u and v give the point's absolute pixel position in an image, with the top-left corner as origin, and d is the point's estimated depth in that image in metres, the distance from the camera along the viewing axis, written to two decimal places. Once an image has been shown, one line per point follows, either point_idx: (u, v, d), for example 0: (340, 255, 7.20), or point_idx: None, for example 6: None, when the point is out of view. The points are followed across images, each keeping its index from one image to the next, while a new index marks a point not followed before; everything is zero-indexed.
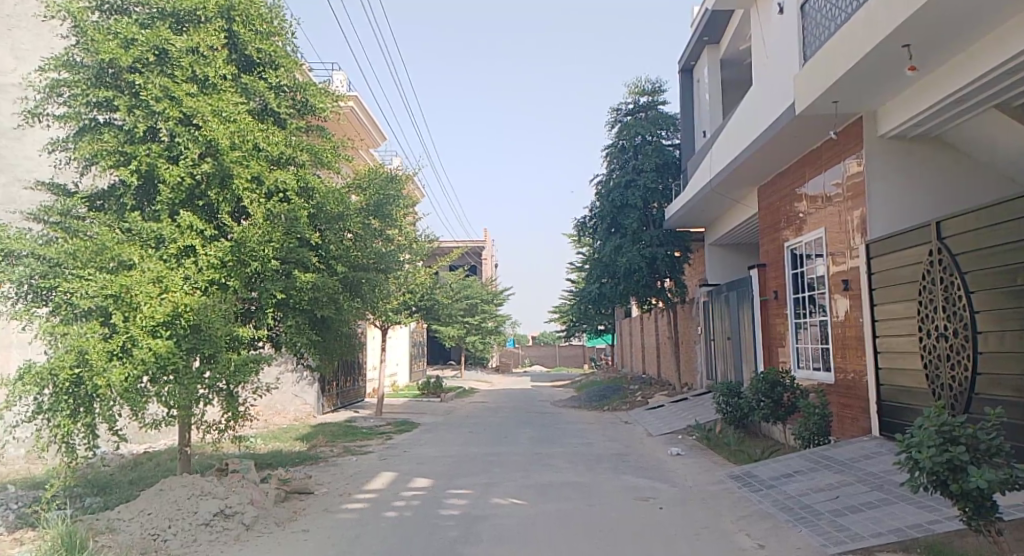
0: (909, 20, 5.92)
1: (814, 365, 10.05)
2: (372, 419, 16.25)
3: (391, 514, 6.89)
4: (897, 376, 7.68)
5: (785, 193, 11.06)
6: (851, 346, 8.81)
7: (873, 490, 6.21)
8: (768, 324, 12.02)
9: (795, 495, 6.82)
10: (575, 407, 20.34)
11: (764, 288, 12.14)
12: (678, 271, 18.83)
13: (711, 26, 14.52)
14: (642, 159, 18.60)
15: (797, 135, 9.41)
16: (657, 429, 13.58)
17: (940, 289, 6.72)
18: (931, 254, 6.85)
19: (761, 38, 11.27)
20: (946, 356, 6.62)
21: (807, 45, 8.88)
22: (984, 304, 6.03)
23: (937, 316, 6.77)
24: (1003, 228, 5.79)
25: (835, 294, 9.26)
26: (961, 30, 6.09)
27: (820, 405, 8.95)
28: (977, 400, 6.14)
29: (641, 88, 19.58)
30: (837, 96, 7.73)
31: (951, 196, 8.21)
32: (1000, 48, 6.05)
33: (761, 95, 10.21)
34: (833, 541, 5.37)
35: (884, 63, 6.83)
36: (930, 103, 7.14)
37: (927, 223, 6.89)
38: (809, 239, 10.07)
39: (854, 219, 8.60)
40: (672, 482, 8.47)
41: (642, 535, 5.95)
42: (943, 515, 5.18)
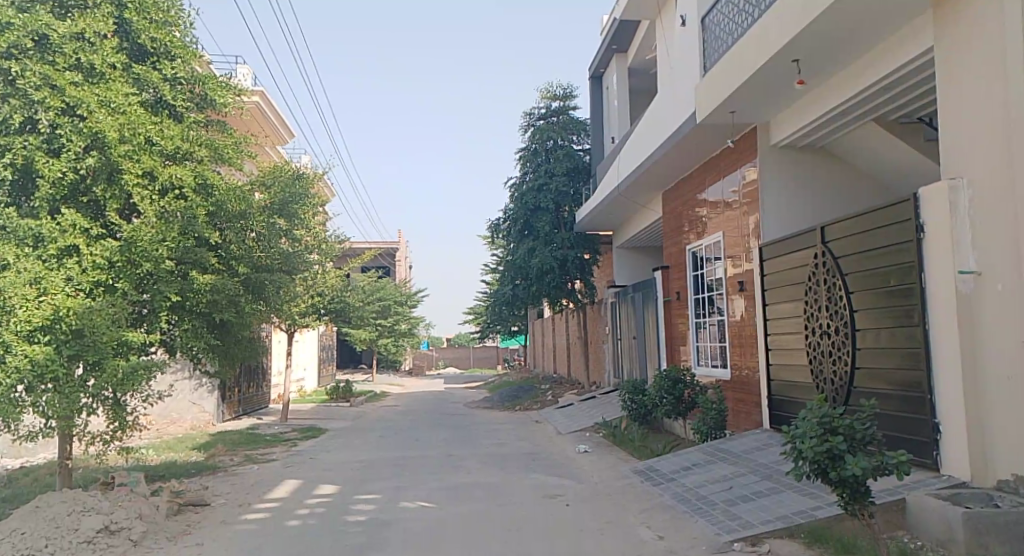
0: (798, 36, 6.28)
1: (713, 362, 10.53)
2: (276, 426, 15.71)
3: (293, 523, 6.69)
4: (785, 371, 8.13)
5: (688, 198, 11.53)
6: (746, 344, 9.28)
7: (763, 479, 6.55)
8: (670, 323, 12.48)
9: (693, 488, 7.09)
10: (486, 408, 20.38)
11: (667, 289, 12.59)
12: (587, 272, 19.20)
13: (621, 35, 14.96)
14: (554, 163, 18.97)
15: (698, 143, 9.84)
16: (566, 428, 13.82)
17: (823, 289, 7.16)
18: (816, 257, 7.29)
19: (665, 49, 11.68)
20: (828, 352, 7.06)
21: (707, 58, 9.27)
22: (862, 304, 6.45)
23: (820, 315, 7.22)
24: (877, 233, 6.21)
25: (732, 295, 9.74)
26: (844, 47, 6.50)
27: (717, 401, 9.37)
28: (856, 393, 6.57)
29: (553, 93, 19.96)
30: (735, 106, 8.13)
31: (838, 202, 8.74)
32: (878, 66, 6.49)
33: (665, 103, 10.60)
34: (726, 529, 5.63)
35: (776, 76, 7.22)
36: (818, 114, 7.59)
37: (813, 227, 7.32)
38: (709, 243, 10.55)
39: (750, 224, 9.07)
40: (579, 479, 8.65)
41: (549, 532, 6.04)
42: (824, 501, 5.51)
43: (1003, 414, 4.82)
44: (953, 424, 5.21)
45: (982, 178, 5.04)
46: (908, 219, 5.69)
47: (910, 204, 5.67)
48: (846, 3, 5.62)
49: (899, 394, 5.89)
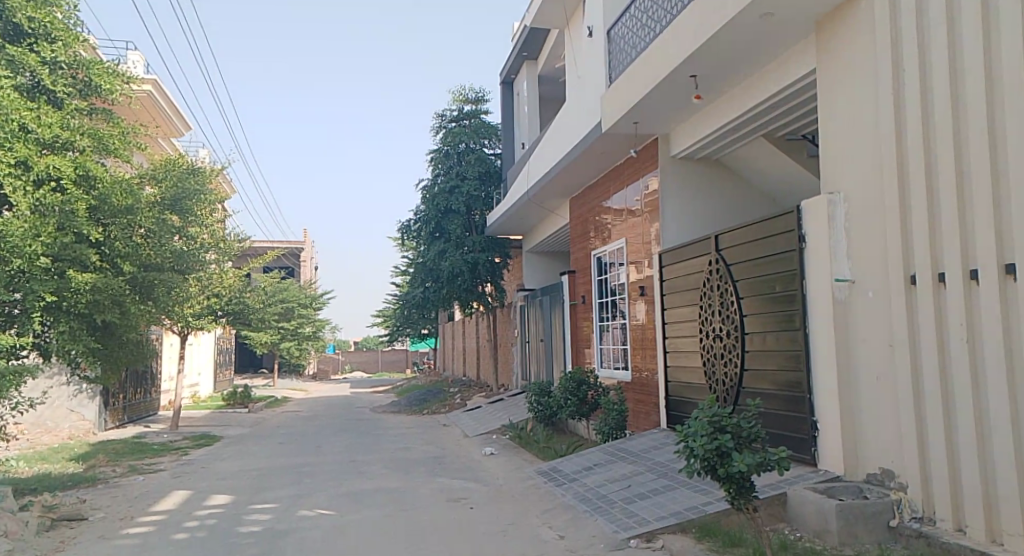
0: (695, 54, 6.56)
1: (615, 365, 10.81)
2: (166, 434, 14.89)
3: (181, 536, 6.37)
4: (681, 373, 8.47)
5: (594, 205, 11.81)
6: (646, 346, 9.60)
7: (659, 477, 6.78)
8: (576, 326, 12.73)
9: (593, 487, 7.26)
10: (392, 412, 20.09)
11: (574, 293, 12.84)
12: (497, 276, 19.27)
13: (531, 43, 15.15)
14: (466, 166, 18.98)
15: (603, 152, 10.10)
16: (473, 430, 13.83)
17: (716, 295, 7.50)
18: (711, 264, 7.63)
19: (573, 58, 11.93)
20: (720, 355, 7.40)
21: (612, 69, 9.53)
22: (751, 308, 6.80)
23: (714, 319, 7.56)
24: (765, 242, 6.56)
25: (633, 300, 10.04)
26: (737, 65, 6.84)
27: (619, 402, 9.65)
28: (744, 393, 6.92)
29: (465, 96, 19.96)
30: (637, 117, 8.41)
31: (732, 212, 9.16)
32: (767, 84, 6.87)
33: (573, 112, 10.82)
34: (623, 527, 5.80)
35: (676, 90, 7.52)
36: (713, 127, 7.95)
37: (708, 235, 7.66)
38: (612, 249, 10.85)
39: (651, 231, 9.39)
40: (483, 482, 8.68)
41: (451, 535, 6.03)
42: (714, 496, 5.77)
43: (872, 412, 5.20)
44: (828, 422, 5.58)
45: (856, 193, 5.42)
46: (792, 229, 6.06)
47: (794, 216, 6.03)
48: (738, 24, 5.93)
49: (782, 393, 6.25)
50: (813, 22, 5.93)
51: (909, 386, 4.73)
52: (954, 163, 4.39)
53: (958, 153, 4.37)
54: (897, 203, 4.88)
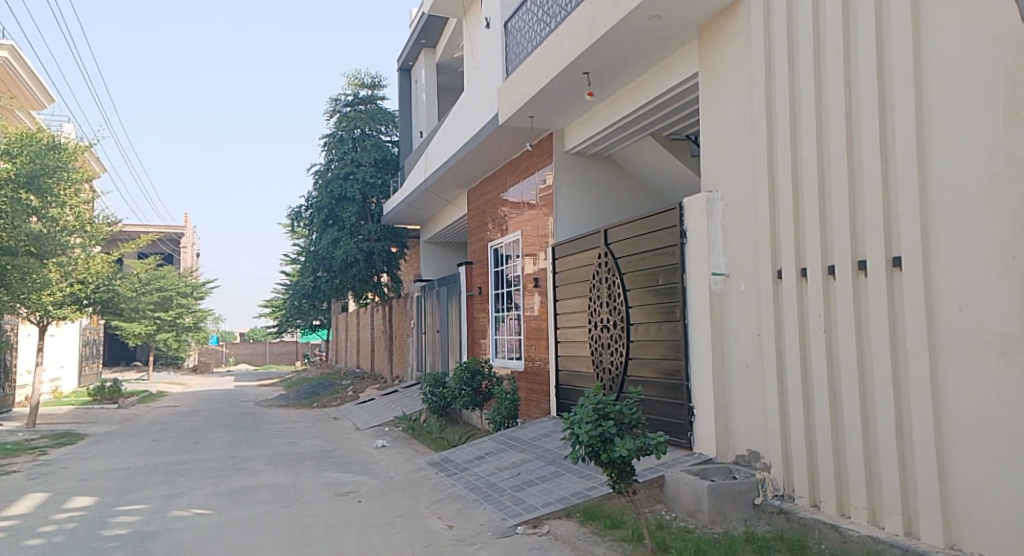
0: (587, 52, 6.70)
1: (510, 354, 10.94)
2: (21, 433, 13.70)
3: (36, 543, 5.89)
4: (570, 362, 8.68)
5: (491, 196, 11.86)
6: (539, 336, 9.77)
7: (548, 464, 6.93)
8: (472, 317, 12.78)
9: (483, 476, 7.33)
10: (280, 406, 19.42)
11: (470, 284, 12.87)
12: (395, 266, 18.92)
13: (429, 30, 14.99)
14: (361, 152, 18.57)
15: (499, 144, 10.15)
16: (365, 423, 13.60)
17: (604, 287, 7.72)
18: (600, 257, 7.84)
19: (470, 49, 11.89)
20: (607, 344, 7.64)
21: (508, 61, 9.57)
22: (637, 300, 7.06)
23: (602, 310, 7.78)
24: (651, 237, 6.81)
25: (528, 291, 10.18)
26: (626, 65, 7.04)
27: (512, 391, 9.78)
28: (629, 381, 7.17)
29: (360, 81, 19.50)
30: (532, 111, 8.51)
31: (622, 206, 9.46)
32: (655, 84, 7.12)
33: (470, 103, 10.79)
34: (511, 514, 5.89)
35: (569, 86, 7.66)
36: (605, 124, 8.16)
37: (598, 228, 7.86)
38: (509, 240, 10.96)
39: (545, 224, 9.55)
40: (373, 474, 8.56)
41: (336, 530, 5.92)
42: (598, 481, 5.97)
43: (742, 399, 5.55)
44: (703, 408, 5.90)
45: (732, 192, 5.73)
46: (675, 225, 6.33)
47: (676, 212, 6.29)
48: (626, 26, 6.10)
49: (662, 381, 6.54)
50: (697, 27, 6.20)
51: (775, 373, 5.08)
52: (816, 167, 4.73)
53: (820, 157, 4.71)
54: (767, 203, 5.20)
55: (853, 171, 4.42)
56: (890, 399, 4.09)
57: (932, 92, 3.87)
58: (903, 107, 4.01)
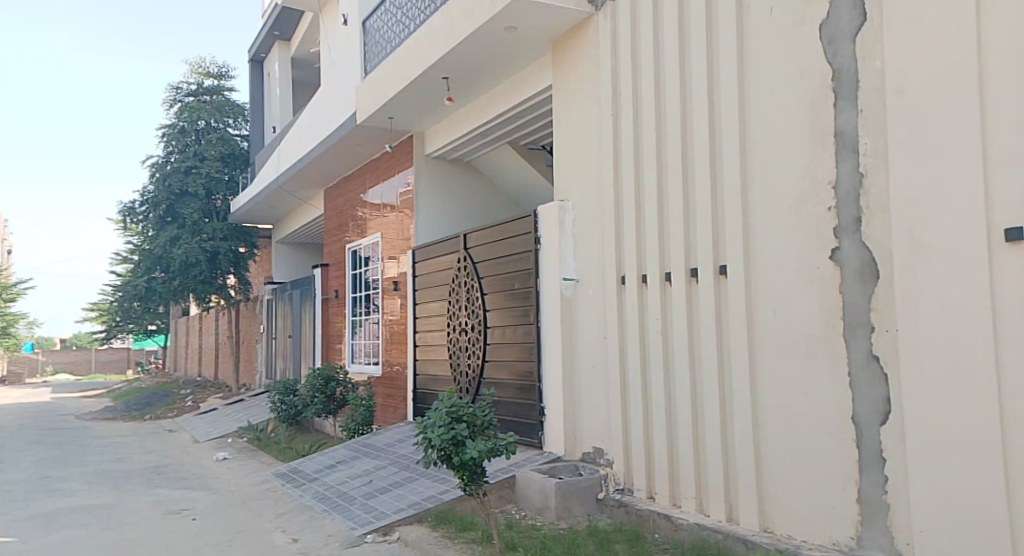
0: (445, 57, 6.73)
1: (366, 360, 10.73)
2: None
3: None
4: (427, 366, 8.65)
5: (348, 197, 11.58)
6: (397, 341, 9.66)
7: (400, 470, 6.86)
8: (326, 321, 12.41)
9: (333, 485, 7.12)
10: (107, 419, 17.77)
11: (326, 287, 12.50)
12: (243, 267, 17.61)
13: (283, 23, 14.41)
14: (205, 146, 17.52)
15: (357, 144, 9.94)
16: (206, 435, 12.78)
17: (463, 290, 7.77)
18: (459, 261, 7.88)
19: (327, 45, 11.55)
20: (464, 348, 7.69)
21: (366, 61, 9.40)
22: (493, 304, 7.16)
23: (460, 313, 7.82)
24: (508, 241, 6.95)
25: (386, 294, 10.04)
26: (484, 72, 7.14)
27: (367, 397, 9.61)
28: (485, 384, 7.26)
29: (205, 69, 18.43)
30: (391, 113, 8.42)
31: (479, 212, 9.57)
32: (513, 93, 7.29)
33: (326, 100, 10.49)
34: (360, 523, 5.77)
35: (428, 90, 7.66)
36: (464, 130, 8.24)
37: (457, 232, 7.90)
38: (368, 243, 10.76)
39: (405, 227, 9.46)
40: (212, 490, 8.06)
41: (168, 551, 5.51)
42: (450, 485, 5.98)
43: (588, 399, 5.80)
44: (553, 410, 6.09)
45: (583, 201, 5.97)
46: (530, 231, 6.50)
47: (532, 219, 6.47)
48: (483, 34, 6.20)
49: (516, 384, 6.68)
50: (551, 41, 6.41)
51: (618, 374, 5.36)
52: (656, 179, 5.05)
53: (659, 171, 5.04)
54: (613, 212, 5.48)
55: (688, 185, 4.77)
56: (716, 397, 4.45)
57: (754, 116, 4.26)
58: (731, 128, 4.39)
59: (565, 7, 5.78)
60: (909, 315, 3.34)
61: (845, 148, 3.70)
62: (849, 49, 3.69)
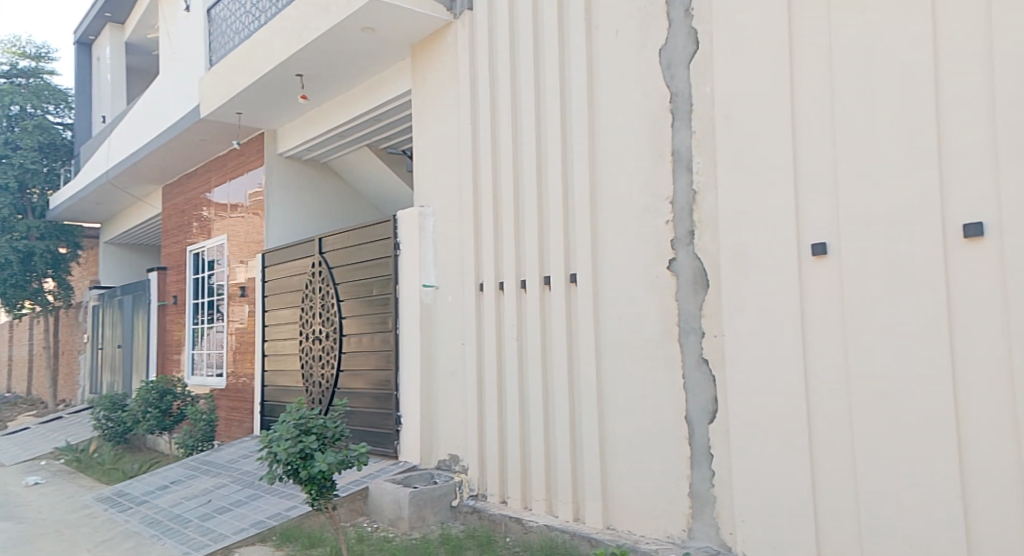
0: (297, 54, 6.47)
1: (209, 371, 10.06)
2: None
3: None
4: (277, 376, 8.25)
5: (191, 195, 10.82)
6: (244, 350, 9.15)
7: (243, 487, 6.48)
8: (163, 330, 11.51)
9: (166, 507, 6.59)
10: None
11: (163, 293, 11.60)
12: (64, 270, 16.09)
13: (116, 4, 13.25)
14: (20, 133, 15.69)
15: (201, 139, 9.33)
16: (14, 458, 11.39)
17: (317, 296, 7.48)
18: (313, 266, 7.59)
19: (167, 32, 10.75)
20: (318, 357, 7.41)
21: (212, 52, 8.85)
22: (349, 311, 6.96)
23: (314, 321, 7.53)
24: (365, 247, 6.78)
25: (232, 300, 9.47)
26: (340, 72, 6.94)
27: (208, 411, 9.02)
28: (339, 394, 7.03)
29: (20, 51, 16.68)
30: (240, 108, 7.98)
31: (335, 216, 9.29)
32: (371, 96, 7.14)
33: (166, 91, 9.75)
34: (196, 546, 5.37)
35: (280, 87, 7.34)
36: (319, 131, 7.97)
37: (312, 236, 7.60)
38: (213, 245, 10.11)
39: (254, 230, 8.98)
40: (20, 519, 7.19)
41: None
42: (297, 500, 5.73)
43: (445, 406, 5.78)
44: (408, 418, 6.01)
45: (441, 208, 5.97)
46: (388, 237, 6.38)
47: (389, 224, 6.36)
48: (337, 34, 6.02)
49: (371, 393, 6.52)
50: (409, 46, 6.36)
51: (474, 381, 5.39)
52: (512, 188, 5.14)
53: (515, 181, 5.14)
54: (471, 220, 5.52)
55: (541, 195, 4.90)
56: (565, 401, 4.59)
57: (601, 131, 4.46)
58: (580, 142, 4.56)
59: (422, 13, 5.76)
60: (734, 321, 3.63)
61: (681, 165, 3.97)
62: (684, 73, 3.96)
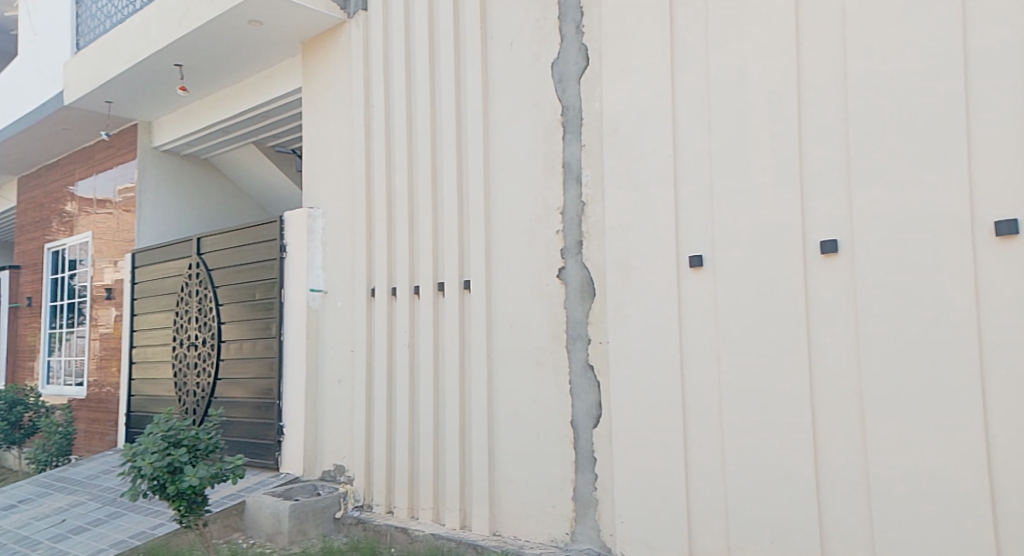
0: (176, 43, 6.11)
1: (68, 379, 9.26)
2: None
3: None
4: (147, 385, 7.71)
5: (52, 188, 9.96)
6: (110, 357, 8.49)
7: (104, 505, 6.00)
8: (14, 334, 10.50)
9: (11, 529, 5.99)
10: None
11: (15, 293, 10.59)
12: None
13: None
14: None
15: (65, 128, 8.61)
16: None
17: (194, 300, 7.06)
18: (190, 268, 7.16)
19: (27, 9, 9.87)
20: (193, 364, 6.99)
21: (79, 34, 8.19)
22: (229, 315, 6.61)
23: (189, 326, 7.10)
24: (248, 248, 6.47)
25: (97, 303, 8.78)
26: (224, 65, 6.62)
27: (65, 423, 8.30)
28: (216, 403, 6.65)
29: None
30: (110, 97, 7.43)
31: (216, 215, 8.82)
32: (257, 91, 6.85)
33: (24, 73, 8.94)
34: None
35: (156, 76, 6.90)
36: (200, 125, 7.56)
37: (189, 236, 7.17)
38: (76, 243, 9.34)
39: (123, 227, 8.37)
40: None
41: None
42: (165, 518, 5.37)
43: (331, 415, 5.61)
44: (291, 428, 5.78)
45: (331, 211, 5.81)
46: (273, 238, 6.12)
47: (275, 226, 6.11)
48: (221, 25, 5.74)
49: (252, 402, 6.22)
50: (300, 42, 6.16)
51: (362, 389, 5.27)
52: (405, 193, 5.08)
53: (408, 185, 5.08)
54: (363, 224, 5.40)
55: (435, 201, 4.87)
56: (454, 408, 4.57)
57: (495, 140, 4.50)
58: (474, 149, 4.57)
59: (314, 10, 5.60)
60: (619, 329, 3.75)
61: (571, 177, 4.07)
62: (576, 88, 4.07)
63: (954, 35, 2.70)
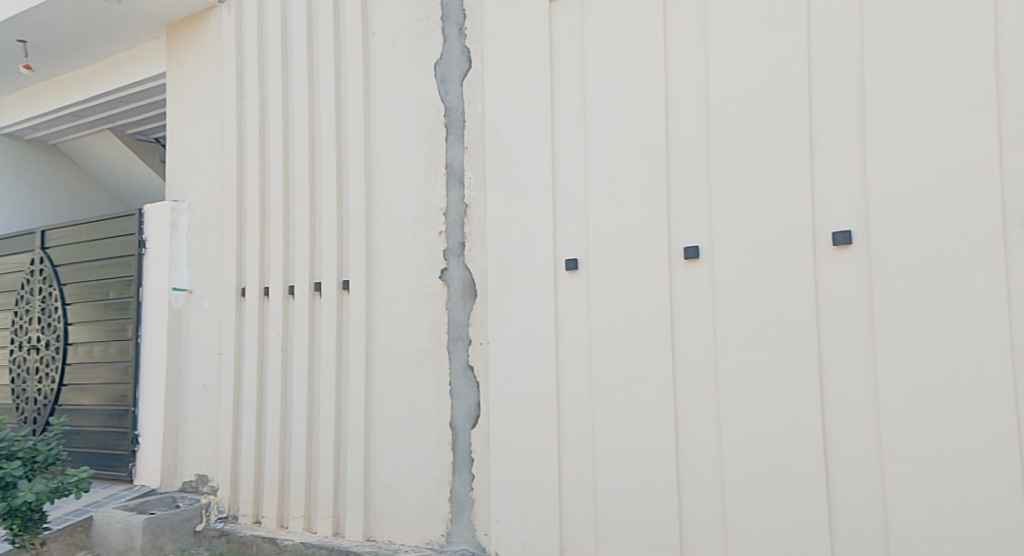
0: (19, 16, 5.55)
1: None
2: None
3: None
4: None
5: None
6: None
7: None
8: None
9: None
10: None
11: None
12: None
13: None
14: None
15: None
16: None
17: (36, 298, 6.43)
18: (32, 263, 6.51)
19: None
20: (34, 369, 6.35)
21: None
22: (77, 316, 6.07)
23: (30, 327, 6.45)
24: (101, 243, 5.98)
25: None
26: (76, 43, 6.09)
27: None
28: (61, 411, 6.08)
29: None
30: None
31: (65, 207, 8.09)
32: (115, 74, 6.36)
33: None
34: None
35: None
36: (46, 107, 6.91)
37: (31, 229, 6.52)
38: None
39: None
40: None
41: None
42: None
43: (194, 421, 5.30)
44: (148, 436, 5.40)
45: (198, 205, 5.49)
46: (131, 233, 5.70)
47: (134, 219, 5.69)
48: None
49: (103, 409, 5.74)
50: (166, 25, 5.79)
51: (230, 392, 5.02)
52: (280, 189, 4.90)
53: (284, 181, 4.91)
54: (233, 220, 5.15)
55: (312, 199, 4.74)
56: (328, 411, 4.46)
57: (376, 139, 4.44)
58: (354, 146, 4.49)
59: None
60: (498, 330, 3.82)
61: (453, 179, 4.10)
62: (458, 90, 4.10)
63: (800, 62, 2.98)
